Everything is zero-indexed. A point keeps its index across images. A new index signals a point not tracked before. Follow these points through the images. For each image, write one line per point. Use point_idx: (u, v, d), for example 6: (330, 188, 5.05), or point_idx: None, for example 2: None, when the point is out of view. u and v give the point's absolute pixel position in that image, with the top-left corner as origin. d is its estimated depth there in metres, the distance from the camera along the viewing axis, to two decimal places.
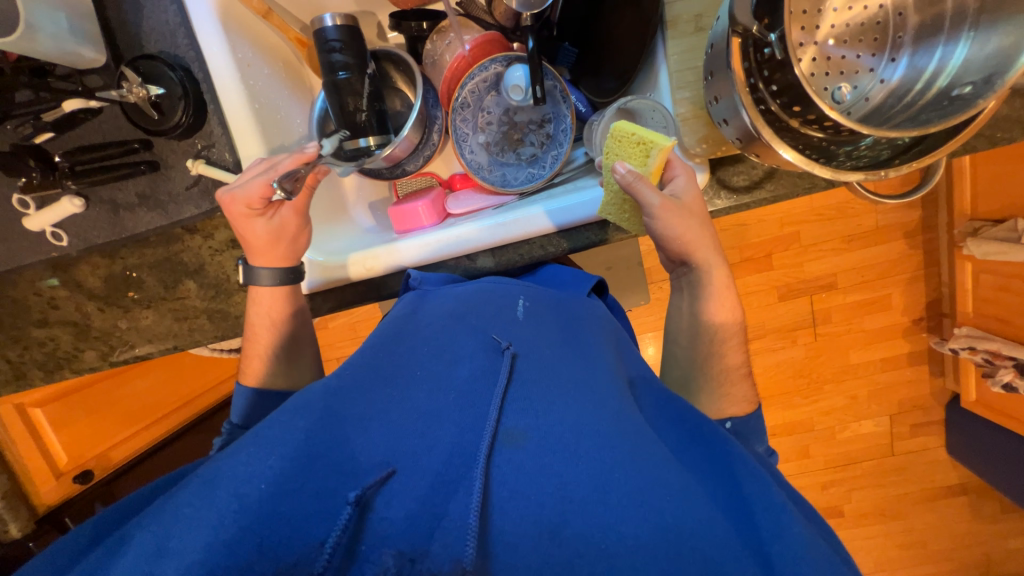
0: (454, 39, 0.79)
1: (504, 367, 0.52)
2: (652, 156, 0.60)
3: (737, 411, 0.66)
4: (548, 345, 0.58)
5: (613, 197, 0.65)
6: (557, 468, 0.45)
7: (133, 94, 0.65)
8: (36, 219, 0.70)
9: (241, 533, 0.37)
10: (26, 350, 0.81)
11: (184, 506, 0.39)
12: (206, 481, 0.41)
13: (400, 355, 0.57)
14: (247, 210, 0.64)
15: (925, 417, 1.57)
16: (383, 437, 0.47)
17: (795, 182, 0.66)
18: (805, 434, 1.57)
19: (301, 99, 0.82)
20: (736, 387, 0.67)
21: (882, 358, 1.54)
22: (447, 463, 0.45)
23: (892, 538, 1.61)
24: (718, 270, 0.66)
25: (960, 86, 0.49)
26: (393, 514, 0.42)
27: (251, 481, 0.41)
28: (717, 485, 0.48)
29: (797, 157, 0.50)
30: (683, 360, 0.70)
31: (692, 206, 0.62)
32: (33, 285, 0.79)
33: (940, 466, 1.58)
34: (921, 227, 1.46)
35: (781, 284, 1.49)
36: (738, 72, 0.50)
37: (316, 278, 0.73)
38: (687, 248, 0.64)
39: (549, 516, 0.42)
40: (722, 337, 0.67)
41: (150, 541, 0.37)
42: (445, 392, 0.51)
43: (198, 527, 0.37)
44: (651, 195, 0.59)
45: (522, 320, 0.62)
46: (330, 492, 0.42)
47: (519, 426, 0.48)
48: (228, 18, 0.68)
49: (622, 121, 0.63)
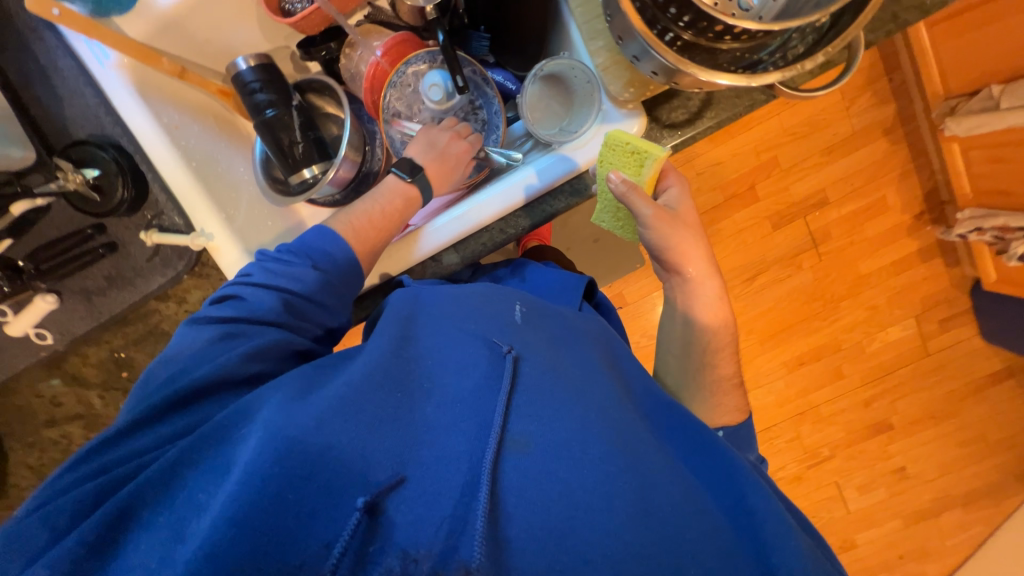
0: (364, 50, 0.79)
1: (507, 371, 0.50)
2: (646, 166, 0.63)
3: (729, 421, 0.68)
4: (550, 348, 0.56)
5: (608, 204, 0.67)
6: (563, 473, 0.44)
7: (71, 181, 0.67)
8: (17, 324, 0.71)
9: (250, 510, 0.37)
10: (43, 452, 0.83)
11: (197, 492, 0.40)
12: (219, 465, 0.41)
13: (409, 354, 0.53)
14: (461, 153, 0.74)
15: (952, 310, 1.52)
16: (390, 442, 0.44)
17: (734, 103, 0.65)
18: (834, 355, 1.54)
19: (241, 148, 0.81)
20: (726, 397, 0.68)
21: (892, 262, 1.50)
22: (456, 471, 0.44)
23: (948, 438, 1.56)
24: (709, 281, 0.65)
25: None
26: (403, 523, 0.41)
27: (257, 469, 0.39)
28: (729, 494, 0.50)
29: (733, 77, 0.48)
30: (677, 369, 0.69)
31: (686, 216, 0.65)
32: (32, 389, 0.80)
33: (978, 356, 1.53)
34: (897, 120, 1.42)
35: (772, 213, 1.46)
36: (630, 12, 0.48)
37: (428, 237, 0.71)
38: (681, 258, 0.64)
39: (555, 522, 0.42)
40: (715, 346, 0.66)
41: (169, 522, 0.39)
42: (449, 404, 0.48)
43: (211, 510, 0.38)
44: (644, 206, 0.61)
45: (521, 325, 0.58)
46: (340, 496, 0.40)
47: (525, 432, 0.46)
48: (145, 87, 0.69)
49: (614, 128, 0.64)
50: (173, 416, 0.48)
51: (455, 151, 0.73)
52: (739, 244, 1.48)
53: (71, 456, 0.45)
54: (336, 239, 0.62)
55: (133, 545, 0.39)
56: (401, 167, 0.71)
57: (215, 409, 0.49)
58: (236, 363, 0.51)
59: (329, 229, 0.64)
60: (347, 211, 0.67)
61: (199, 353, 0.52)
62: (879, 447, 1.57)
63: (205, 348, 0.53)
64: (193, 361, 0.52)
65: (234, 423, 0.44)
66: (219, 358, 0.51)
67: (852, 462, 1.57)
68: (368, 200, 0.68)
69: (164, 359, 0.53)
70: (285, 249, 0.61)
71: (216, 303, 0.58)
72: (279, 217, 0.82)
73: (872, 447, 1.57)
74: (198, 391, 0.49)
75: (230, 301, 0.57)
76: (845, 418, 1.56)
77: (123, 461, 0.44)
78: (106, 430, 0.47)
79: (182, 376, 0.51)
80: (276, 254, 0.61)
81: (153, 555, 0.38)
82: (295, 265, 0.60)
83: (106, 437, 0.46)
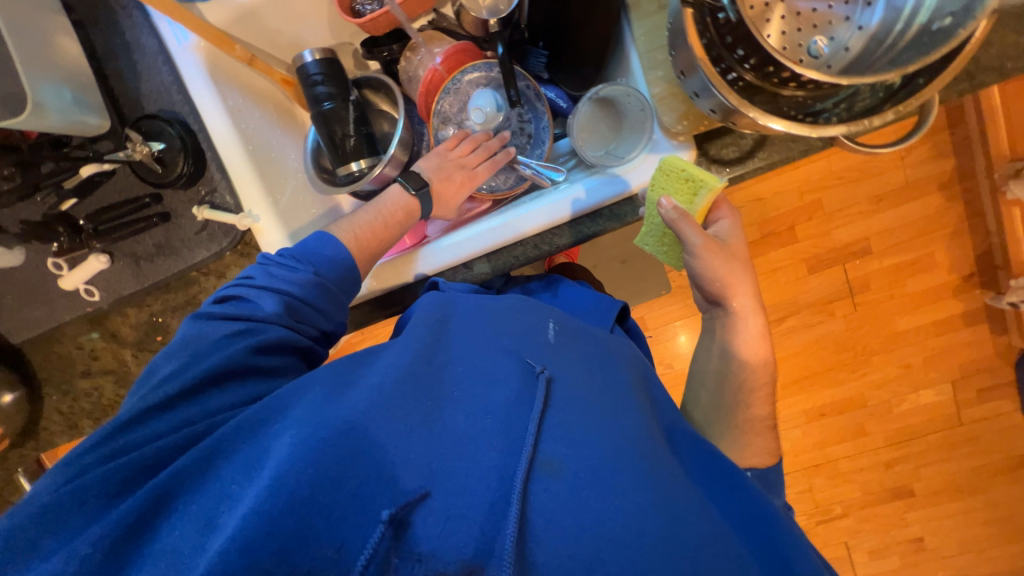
0: (424, 55, 0.81)
1: (540, 394, 0.50)
2: (700, 195, 0.61)
3: (758, 463, 0.65)
4: (584, 370, 0.57)
5: (654, 228, 0.66)
6: (595, 502, 0.44)
7: (138, 152, 0.70)
8: (70, 278, 0.77)
9: (279, 512, 0.38)
10: (75, 401, 0.87)
11: (230, 483, 0.42)
12: (253, 457, 0.43)
13: (438, 361, 0.54)
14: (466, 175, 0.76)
15: (992, 380, 1.44)
16: (420, 452, 0.45)
17: (789, 146, 0.63)
18: (857, 411, 1.48)
19: (296, 137, 0.85)
20: (757, 437, 0.65)
21: (933, 322, 1.43)
22: (485, 488, 0.44)
23: (973, 514, 1.47)
24: (752, 317, 0.64)
25: (939, 19, 0.43)
26: (432, 537, 0.41)
27: (290, 468, 0.40)
28: (766, 547, 0.47)
29: (789, 124, 0.48)
30: (707, 404, 0.67)
31: (736, 249, 0.64)
32: (75, 340, 0.85)
33: (1017, 433, 1.44)
34: (955, 176, 1.35)
35: (809, 256, 1.42)
36: (695, 45, 0.47)
37: (462, 246, 0.72)
38: (727, 290, 0.63)
39: (583, 549, 0.41)
40: (750, 385, 0.64)
41: (201, 510, 0.40)
42: (479, 417, 0.48)
43: (243, 501, 0.39)
44: (693, 234, 0.60)
45: (553, 344, 0.59)
46: (368, 502, 0.41)
47: (557, 455, 0.46)
48: (216, 71, 0.73)
49: (670, 155, 0.63)
50: (184, 404, 0.49)
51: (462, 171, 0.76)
52: (770, 285, 1.45)
53: (94, 435, 0.46)
54: (335, 246, 0.64)
55: (167, 531, 0.40)
56: (408, 180, 0.73)
57: (223, 399, 0.50)
58: (243, 355, 0.53)
59: (329, 238, 0.65)
60: (348, 219, 0.69)
61: (211, 344, 0.53)
62: (897, 513, 1.49)
63: (217, 340, 0.54)
64: (201, 352, 0.53)
65: (263, 418, 0.46)
66: (227, 351, 0.53)
67: (865, 524, 1.50)
68: (367, 209, 0.70)
69: (171, 351, 0.55)
70: (286, 253, 0.62)
71: (218, 302, 0.59)
72: (325, 209, 0.85)
73: (888, 512, 1.49)
74: (215, 377, 0.51)
75: (230, 304, 0.58)
76: (863, 478, 1.49)
77: (144, 443, 0.46)
78: (120, 415, 0.48)
79: (194, 365, 0.52)
80: (279, 258, 0.62)
81: (181, 546, 0.39)
82: (296, 270, 0.61)
83: (118, 424, 0.47)
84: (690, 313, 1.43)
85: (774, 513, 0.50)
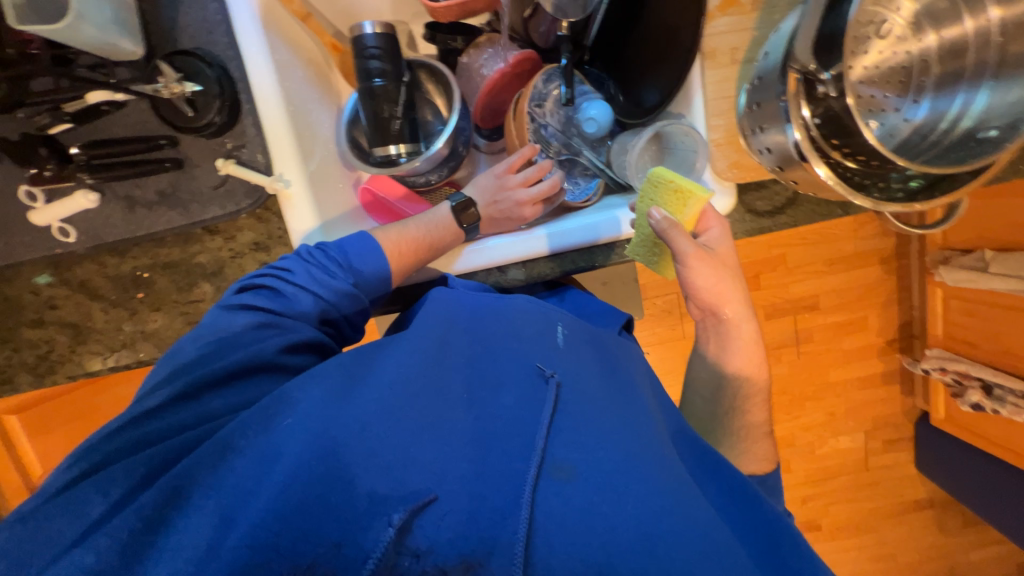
0: (491, 56, 0.81)
1: (550, 397, 0.51)
2: (689, 206, 0.64)
3: (758, 469, 0.70)
4: (591, 376, 0.58)
5: (644, 238, 0.68)
6: (604, 507, 0.44)
7: (169, 90, 0.64)
8: (43, 212, 0.67)
9: (293, 508, 0.37)
10: (15, 352, 0.75)
11: (244, 480, 0.39)
12: (264, 455, 0.41)
13: (444, 360, 0.54)
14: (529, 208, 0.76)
15: (896, 434, 1.65)
16: (435, 454, 0.44)
17: (812, 210, 0.71)
18: (786, 450, 1.63)
19: (330, 104, 0.80)
20: (756, 444, 0.70)
21: (859, 376, 1.61)
22: (495, 491, 0.43)
23: (864, 550, 1.67)
24: (746, 324, 0.69)
25: (985, 130, 0.54)
26: (435, 537, 0.39)
27: (306, 462, 0.40)
28: (771, 558, 0.49)
29: (832, 176, 0.52)
30: (704, 412, 0.72)
31: (725, 257, 0.66)
32: (29, 283, 0.74)
33: (908, 481, 1.65)
34: (894, 254, 1.54)
35: (767, 304, 1.55)
36: (792, 101, 0.51)
37: (478, 258, 0.73)
38: (718, 299, 0.66)
39: (595, 555, 0.42)
40: (746, 392, 0.69)
41: (216, 506, 0.38)
42: (486, 418, 0.48)
43: (259, 496, 0.38)
44: (684, 243, 0.62)
45: (563, 348, 0.61)
46: (372, 501, 0.39)
47: (568, 460, 0.47)
48: (268, 18, 0.66)
49: (660, 167, 0.66)
50: (224, 391, 0.48)
51: (517, 200, 0.75)
52: None
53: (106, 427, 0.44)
54: (378, 264, 0.65)
55: (183, 524, 0.37)
56: (458, 210, 0.73)
57: (259, 388, 0.50)
58: (272, 354, 0.53)
59: (374, 250, 0.65)
60: (392, 227, 0.70)
61: (239, 336, 0.53)
62: None
63: (247, 332, 0.54)
64: (231, 343, 0.52)
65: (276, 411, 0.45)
66: (258, 345, 0.53)
67: None
68: (413, 224, 0.70)
69: (195, 334, 0.54)
70: (329, 255, 0.63)
71: (249, 290, 0.59)
72: (348, 183, 0.82)
73: None
74: (236, 373, 0.50)
75: (263, 292, 0.59)
76: None
77: (195, 425, 0.45)
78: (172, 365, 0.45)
79: (216, 359, 0.51)
80: (322, 258, 0.63)
81: (197, 541, 0.36)
82: (337, 277, 0.62)
83: (140, 412, 0.45)
84: (654, 341, 1.50)
85: (779, 521, 0.53)
